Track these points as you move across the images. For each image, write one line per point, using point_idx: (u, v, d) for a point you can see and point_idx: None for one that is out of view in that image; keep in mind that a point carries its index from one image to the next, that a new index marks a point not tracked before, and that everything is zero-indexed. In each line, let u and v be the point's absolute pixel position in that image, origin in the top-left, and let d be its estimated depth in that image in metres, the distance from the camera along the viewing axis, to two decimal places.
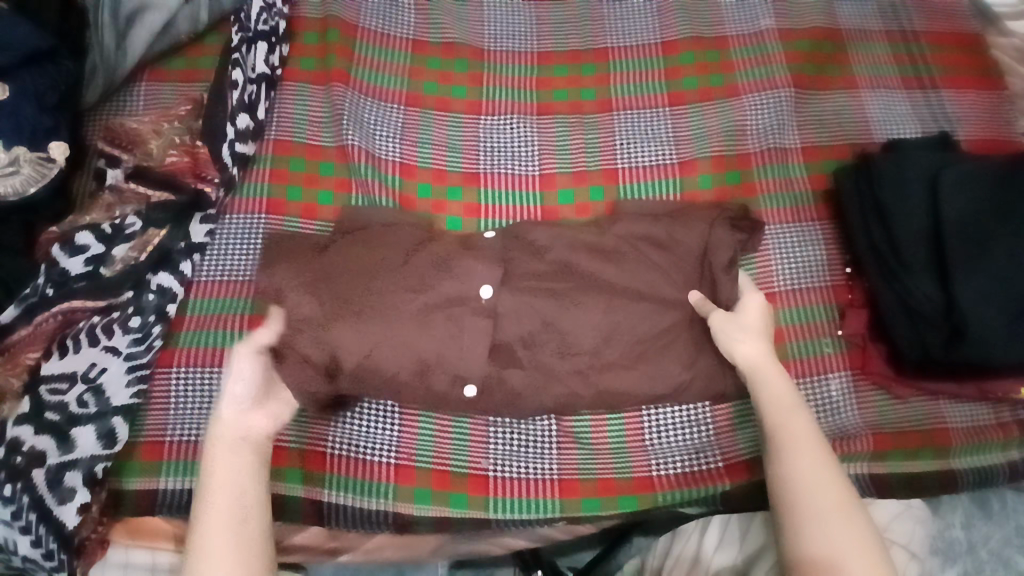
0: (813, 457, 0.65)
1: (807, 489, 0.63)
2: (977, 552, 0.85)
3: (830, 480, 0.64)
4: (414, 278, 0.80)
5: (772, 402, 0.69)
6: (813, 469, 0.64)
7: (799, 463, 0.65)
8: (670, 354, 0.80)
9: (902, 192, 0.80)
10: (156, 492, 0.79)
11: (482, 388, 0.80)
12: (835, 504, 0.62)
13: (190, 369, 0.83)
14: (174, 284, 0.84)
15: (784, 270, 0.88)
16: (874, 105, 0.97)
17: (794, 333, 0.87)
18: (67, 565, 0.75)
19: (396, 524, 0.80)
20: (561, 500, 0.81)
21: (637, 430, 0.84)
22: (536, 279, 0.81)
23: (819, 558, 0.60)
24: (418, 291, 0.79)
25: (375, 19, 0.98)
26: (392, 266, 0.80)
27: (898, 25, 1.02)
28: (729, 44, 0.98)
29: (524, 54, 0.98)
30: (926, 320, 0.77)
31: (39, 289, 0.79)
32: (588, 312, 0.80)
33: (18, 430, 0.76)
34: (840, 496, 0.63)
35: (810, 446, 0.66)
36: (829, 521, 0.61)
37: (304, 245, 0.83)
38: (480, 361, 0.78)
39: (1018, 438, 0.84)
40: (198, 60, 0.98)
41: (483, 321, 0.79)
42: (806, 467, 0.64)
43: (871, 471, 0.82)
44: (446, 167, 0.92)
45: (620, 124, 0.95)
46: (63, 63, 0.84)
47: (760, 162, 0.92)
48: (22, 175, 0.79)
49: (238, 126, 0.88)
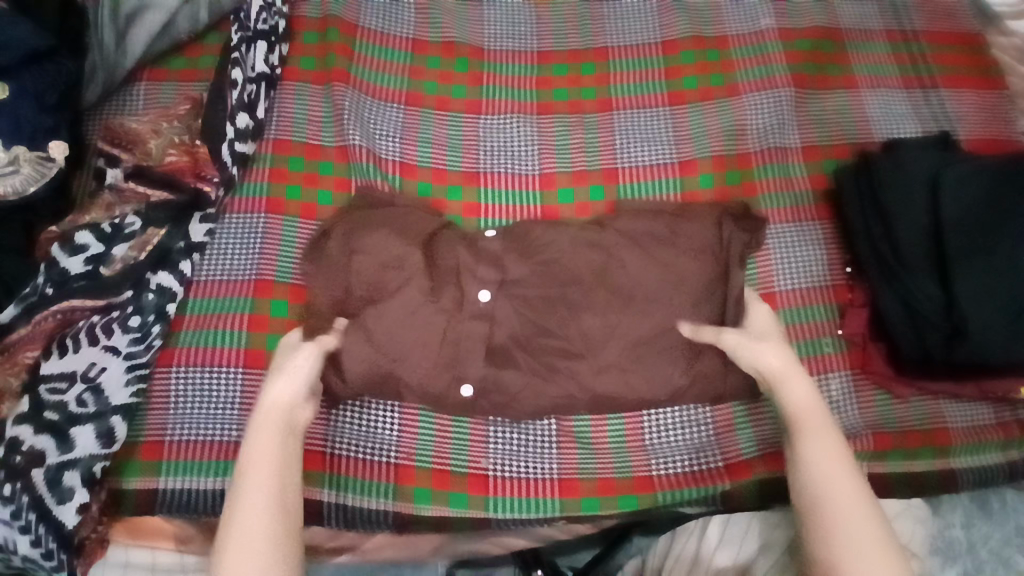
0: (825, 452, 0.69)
1: (822, 488, 0.67)
2: (977, 552, 0.86)
3: (843, 479, 0.67)
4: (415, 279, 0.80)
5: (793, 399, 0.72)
6: (825, 469, 0.68)
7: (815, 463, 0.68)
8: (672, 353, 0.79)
9: (903, 191, 0.80)
10: (155, 492, 0.79)
11: (479, 389, 0.80)
12: (846, 502, 0.66)
13: (190, 368, 0.83)
14: (174, 283, 0.84)
15: (785, 270, 0.88)
16: (874, 104, 0.97)
17: (794, 333, 0.86)
18: (67, 565, 0.75)
19: (396, 523, 0.80)
20: (561, 499, 0.81)
21: (637, 430, 0.84)
22: (537, 275, 0.81)
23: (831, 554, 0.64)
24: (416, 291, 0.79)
25: (375, 19, 0.98)
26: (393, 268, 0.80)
27: (898, 25, 1.02)
28: (729, 44, 0.98)
29: (524, 53, 0.98)
30: (926, 319, 0.77)
31: (39, 288, 0.79)
32: (585, 317, 0.79)
33: (17, 429, 0.75)
34: (852, 494, 0.66)
35: (824, 439, 0.69)
36: (841, 519, 0.65)
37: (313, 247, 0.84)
38: (480, 363, 0.79)
39: (1019, 438, 0.84)
40: (198, 60, 0.97)
41: (482, 325, 0.79)
42: (816, 462, 0.68)
43: (871, 471, 0.82)
44: (446, 167, 0.92)
45: (619, 124, 0.95)
46: (62, 63, 0.84)
47: (760, 162, 0.92)
48: (22, 175, 0.79)
49: (238, 126, 0.87)
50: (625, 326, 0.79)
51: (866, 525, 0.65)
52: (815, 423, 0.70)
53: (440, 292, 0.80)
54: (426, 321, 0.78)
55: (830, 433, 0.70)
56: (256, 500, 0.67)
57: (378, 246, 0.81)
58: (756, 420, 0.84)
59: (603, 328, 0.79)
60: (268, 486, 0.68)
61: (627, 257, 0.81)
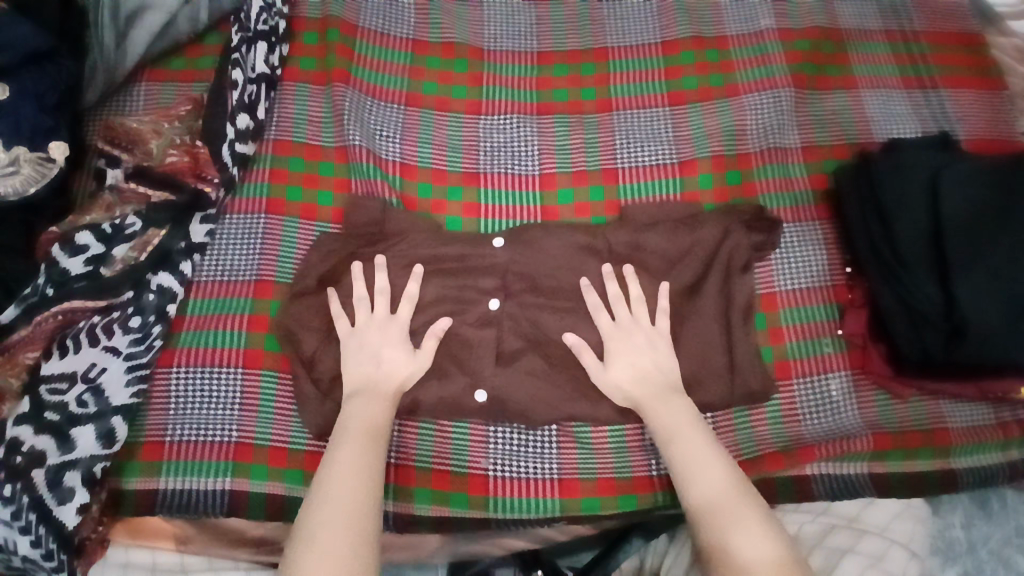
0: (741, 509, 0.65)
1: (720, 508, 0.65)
2: (977, 552, 0.87)
3: (738, 494, 0.66)
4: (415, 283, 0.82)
5: (686, 462, 0.69)
6: (719, 490, 0.66)
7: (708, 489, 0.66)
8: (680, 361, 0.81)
9: (902, 192, 0.80)
10: (156, 492, 0.80)
11: (490, 397, 0.81)
12: (741, 519, 0.64)
13: (190, 369, 0.83)
14: (174, 284, 0.84)
15: (784, 270, 0.88)
16: (873, 104, 0.97)
17: (793, 333, 0.87)
18: (67, 565, 0.75)
19: (397, 524, 0.80)
20: (561, 499, 0.81)
21: (637, 432, 0.83)
22: (541, 282, 0.83)
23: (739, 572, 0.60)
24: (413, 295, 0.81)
25: (375, 19, 0.98)
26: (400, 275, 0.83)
27: (898, 25, 1.02)
28: (729, 44, 0.98)
29: (524, 53, 0.98)
30: (926, 321, 0.77)
31: (39, 289, 0.79)
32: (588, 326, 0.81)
33: (17, 430, 0.75)
34: (748, 508, 0.65)
35: (736, 500, 0.65)
36: (740, 530, 0.63)
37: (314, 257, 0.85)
38: (487, 374, 0.81)
39: (1018, 438, 0.85)
40: (198, 60, 0.97)
41: (486, 334, 0.82)
42: (737, 525, 0.63)
43: (871, 471, 0.83)
44: (446, 167, 0.92)
45: (619, 124, 0.95)
46: (62, 63, 0.84)
47: (760, 162, 0.92)
48: (22, 175, 0.79)
49: (238, 127, 0.87)
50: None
51: (761, 535, 0.62)
52: (700, 451, 0.69)
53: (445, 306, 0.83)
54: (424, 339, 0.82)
55: (716, 461, 0.68)
56: (345, 504, 0.64)
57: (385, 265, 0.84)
58: (756, 422, 0.83)
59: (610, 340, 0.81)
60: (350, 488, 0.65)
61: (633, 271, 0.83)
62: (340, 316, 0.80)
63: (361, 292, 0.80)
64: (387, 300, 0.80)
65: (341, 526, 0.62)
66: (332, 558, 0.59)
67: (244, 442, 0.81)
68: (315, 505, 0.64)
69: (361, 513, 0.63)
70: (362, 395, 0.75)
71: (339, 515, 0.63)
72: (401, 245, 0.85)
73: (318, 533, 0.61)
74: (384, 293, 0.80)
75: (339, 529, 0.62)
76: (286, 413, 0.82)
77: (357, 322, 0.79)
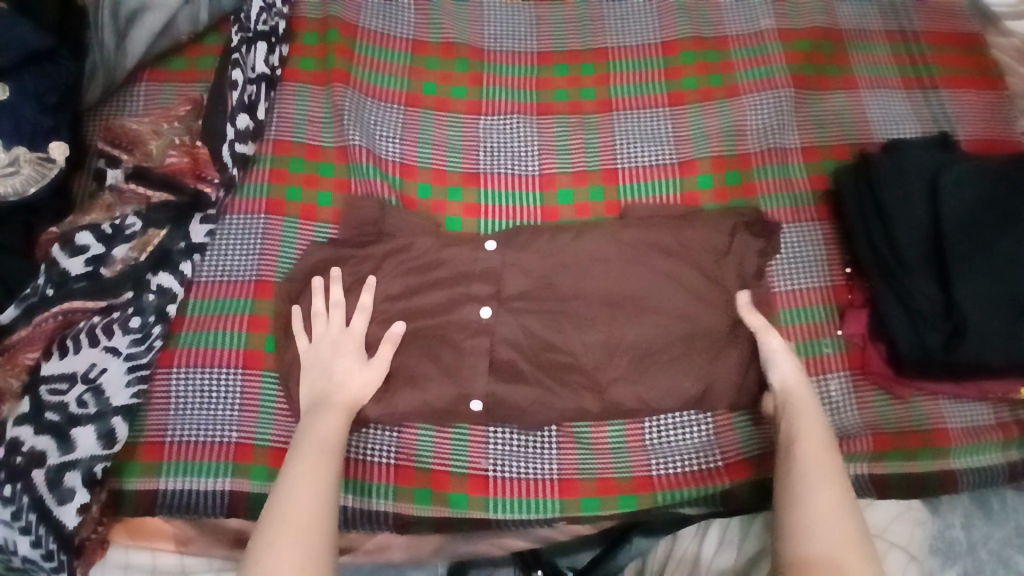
0: (826, 464, 0.68)
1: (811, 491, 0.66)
2: (977, 552, 0.87)
3: (825, 460, 0.69)
4: (411, 292, 0.83)
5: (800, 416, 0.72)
6: (818, 472, 0.67)
7: (806, 468, 0.68)
8: (681, 363, 0.81)
9: (903, 191, 0.80)
10: (156, 492, 0.80)
11: (489, 403, 0.81)
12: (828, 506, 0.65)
13: (190, 369, 0.83)
14: (174, 284, 0.84)
15: (784, 270, 0.89)
16: (874, 105, 0.97)
17: (794, 333, 0.87)
18: (67, 565, 0.75)
19: (396, 524, 0.80)
20: (561, 499, 0.81)
21: (637, 431, 0.84)
22: (535, 289, 0.83)
23: (805, 551, 0.63)
24: (409, 305, 0.82)
25: (376, 19, 0.98)
26: (401, 278, 0.83)
27: (898, 25, 1.02)
28: (728, 44, 0.98)
29: (524, 53, 0.98)
30: (923, 317, 0.77)
31: (39, 289, 0.79)
32: (587, 332, 0.81)
33: (17, 430, 0.75)
34: (839, 499, 0.66)
35: (823, 454, 0.69)
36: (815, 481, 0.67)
37: (313, 259, 0.85)
38: (483, 377, 0.80)
39: (1018, 438, 0.84)
40: (198, 61, 0.97)
41: (481, 341, 0.81)
42: (818, 476, 0.67)
43: (871, 471, 0.82)
44: (446, 167, 0.92)
45: (620, 124, 0.95)
46: (62, 63, 0.84)
47: (760, 162, 0.92)
48: (22, 176, 0.79)
49: (238, 126, 0.87)
50: (620, 333, 0.81)
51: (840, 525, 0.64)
52: (812, 433, 0.70)
53: (444, 305, 0.83)
54: (422, 343, 0.82)
55: (828, 447, 0.70)
56: (299, 496, 0.65)
57: (382, 271, 0.83)
58: (757, 423, 0.83)
59: (607, 345, 0.81)
60: (306, 481, 0.66)
61: (627, 275, 0.83)
62: (299, 333, 0.79)
63: (318, 306, 0.79)
64: (343, 313, 0.79)
65: (287, 548, 0.61)
66: (282, 552, 0.60)
67: (244, 442, 0.81)
68: (260, 530, 0.63)
69: (309, 541, 0.62)
70: (323, 406, 0.73)
71: (286, 538, 0.61)
72: (389, 248, 0.84)
73: (264, 556, 0.60)
74: (339, 306, 0.79)
75: (283, 551, 0.60)
76: (285, 415, 0.82)
77: (314, 338, 0.79)
